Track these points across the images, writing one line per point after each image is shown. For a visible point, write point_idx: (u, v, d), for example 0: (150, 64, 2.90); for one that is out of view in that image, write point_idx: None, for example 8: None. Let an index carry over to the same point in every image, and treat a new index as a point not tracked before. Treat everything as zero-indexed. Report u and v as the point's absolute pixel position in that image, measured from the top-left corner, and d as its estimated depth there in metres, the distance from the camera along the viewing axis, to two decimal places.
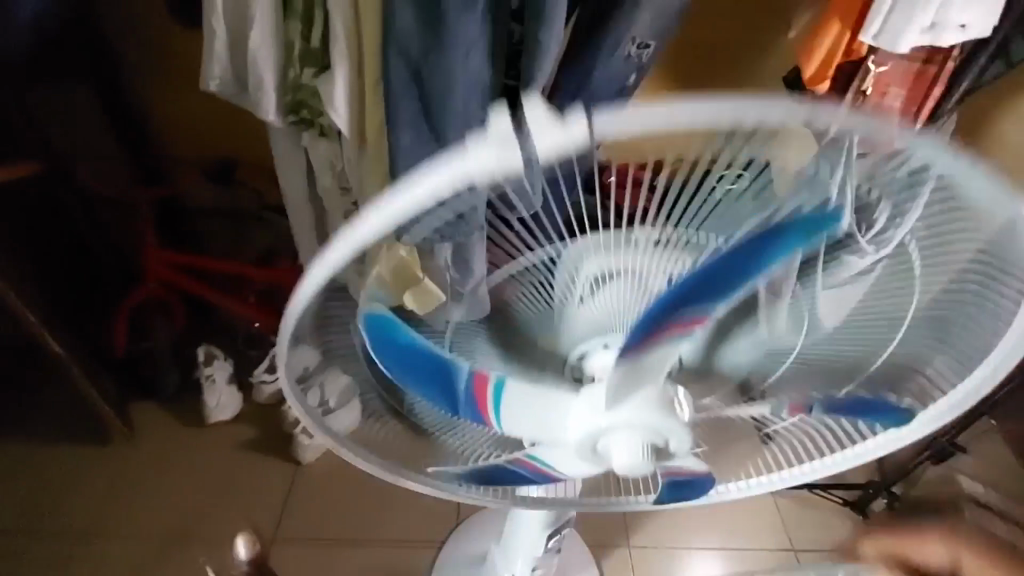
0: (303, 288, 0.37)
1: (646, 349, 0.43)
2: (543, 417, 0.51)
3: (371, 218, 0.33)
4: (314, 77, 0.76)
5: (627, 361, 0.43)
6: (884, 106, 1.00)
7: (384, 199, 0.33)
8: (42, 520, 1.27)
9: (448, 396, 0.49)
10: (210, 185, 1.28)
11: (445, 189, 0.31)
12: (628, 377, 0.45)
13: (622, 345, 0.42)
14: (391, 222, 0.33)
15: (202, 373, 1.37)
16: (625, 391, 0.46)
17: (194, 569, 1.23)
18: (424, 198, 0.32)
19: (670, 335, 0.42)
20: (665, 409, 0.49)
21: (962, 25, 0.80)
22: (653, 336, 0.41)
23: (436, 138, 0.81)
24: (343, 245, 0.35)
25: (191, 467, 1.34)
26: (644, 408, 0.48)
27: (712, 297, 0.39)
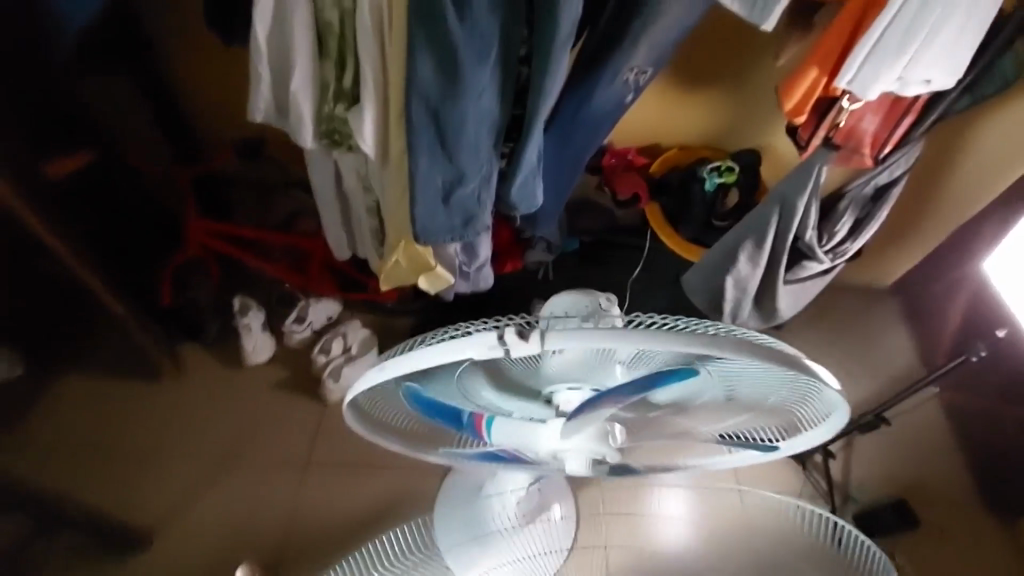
0: (358, 384, 0.58)
1: (592, 408, 0.61)
2: (521, 438, 0.66)
3: (403, 360, 0.53)
4: (344, 110, 0.90)
5: (579, 415, 0.61)
6: (860, 129, 1.09)
7: (413, 355, 0.52)
8: (114, 439, 1.52)
9: (455, 420, 0.67)
10: (240, 162, 1.47)
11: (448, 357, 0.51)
12: (581, 421, 0.62)
13: (575, 405, 0.60)
14: (415, 365, 0.53)
15: (240, 321, 1.57)
16: (579, 426, 0.62)
17: (243, 482, 1.49)
18: (435, 360, 0.51)
19: (608, 404, 0.61)
20: (608, 438, 0.64)
21: (925, 81, 0.88)
22: (596, 403, 0.60)
23: (451, 161, 0.93)
24: (385, 370, 0.55)
25: (235, 399, 1.59)
26: (591, 435, 0.64)
27: (634, 389, 0.59)
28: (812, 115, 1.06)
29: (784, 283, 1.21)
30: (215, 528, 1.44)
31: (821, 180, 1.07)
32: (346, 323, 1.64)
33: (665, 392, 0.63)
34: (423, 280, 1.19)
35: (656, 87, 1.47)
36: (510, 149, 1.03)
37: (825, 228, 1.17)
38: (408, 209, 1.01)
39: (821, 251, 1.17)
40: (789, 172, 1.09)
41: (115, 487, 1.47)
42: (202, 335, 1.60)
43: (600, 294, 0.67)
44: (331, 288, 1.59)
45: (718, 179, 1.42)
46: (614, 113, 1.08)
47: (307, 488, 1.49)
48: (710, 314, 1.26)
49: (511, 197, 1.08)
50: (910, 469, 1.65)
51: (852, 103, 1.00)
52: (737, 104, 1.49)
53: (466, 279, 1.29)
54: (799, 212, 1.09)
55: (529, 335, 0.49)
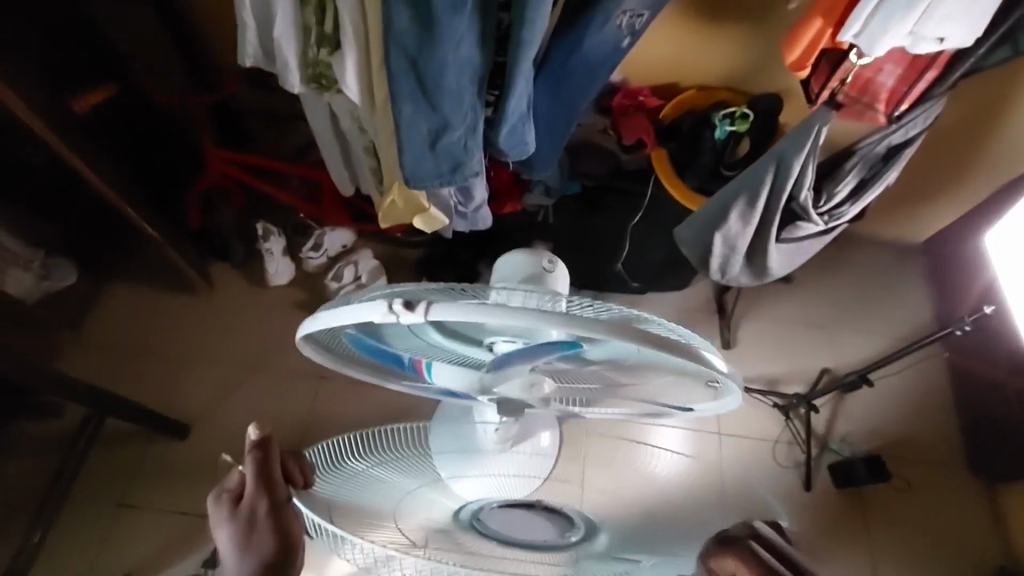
0: (300, 330, 0.63)
1: (512, 359, 0.67)
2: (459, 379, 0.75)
3: (327, 315, 0.57)
4: (327, 55, 0.94)
5: (502, 360, 0.68)
6: (878, 82, 1.03)
7: (335, 310, 0.56)
8: (153, 345, 1.69)
9: (397, 358, 0.77)
10: (255, 91, 1.55)
11: (359, 318, 0.54)
12: (501, 369, 0.69)
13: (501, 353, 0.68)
14: (336, 320, 0.57)
15: (262, 245, 1.68)
16: (500, 375, 0.70)
17: (264, 391, 1.64)
18: (350, 318, 0.55)
19: (524, 358, 0.66)
20: (527, 389, 0.71)
21: (938, 38, 0.84)
22: (518, 355, 0.66)
23: (434, 109, 0.95)
24: (314, 321, 0.59)
25: (256, 316, 1.73)
26: (511, 388, 0.71)
27: (550, 345, 0.64)
28: (824, 68, 1.02)
29: (776, 242, 1.19)
30: (240, 427, 1.59)
31: (820, 141, 1.03)
32: (358, 252, 1.74)
33: (587, 352, 0.65)
34: (418, 221, 1.24)
35: (672, 25, 1.38)
36: (496, 97, 1.04)
37: (825, 188, 1.13)
38: (397, 154, 1.04)
39: (817, 213, 1.14)
40: (789, 130, 1.05)
41: (156, 386, 1.64)
42: (228, 256, 1.72)
43: (544, 255, 0.69)
44: (344, 219, 1.67)
45: (730, 127, 1.36)
46: (610, 59, 1.06)
47: (322, 399, 1.64)
48: (699, 267, 1.26)
49: (500, 142, 1.09)
50: (898, 426, 1.67)
51: (861, 59, 0.96)
52: (758, 45, 1.40)
53: (464, 219, 1.33)
54: (796, 172, 1.06)
55: (415, 307, 0.51)
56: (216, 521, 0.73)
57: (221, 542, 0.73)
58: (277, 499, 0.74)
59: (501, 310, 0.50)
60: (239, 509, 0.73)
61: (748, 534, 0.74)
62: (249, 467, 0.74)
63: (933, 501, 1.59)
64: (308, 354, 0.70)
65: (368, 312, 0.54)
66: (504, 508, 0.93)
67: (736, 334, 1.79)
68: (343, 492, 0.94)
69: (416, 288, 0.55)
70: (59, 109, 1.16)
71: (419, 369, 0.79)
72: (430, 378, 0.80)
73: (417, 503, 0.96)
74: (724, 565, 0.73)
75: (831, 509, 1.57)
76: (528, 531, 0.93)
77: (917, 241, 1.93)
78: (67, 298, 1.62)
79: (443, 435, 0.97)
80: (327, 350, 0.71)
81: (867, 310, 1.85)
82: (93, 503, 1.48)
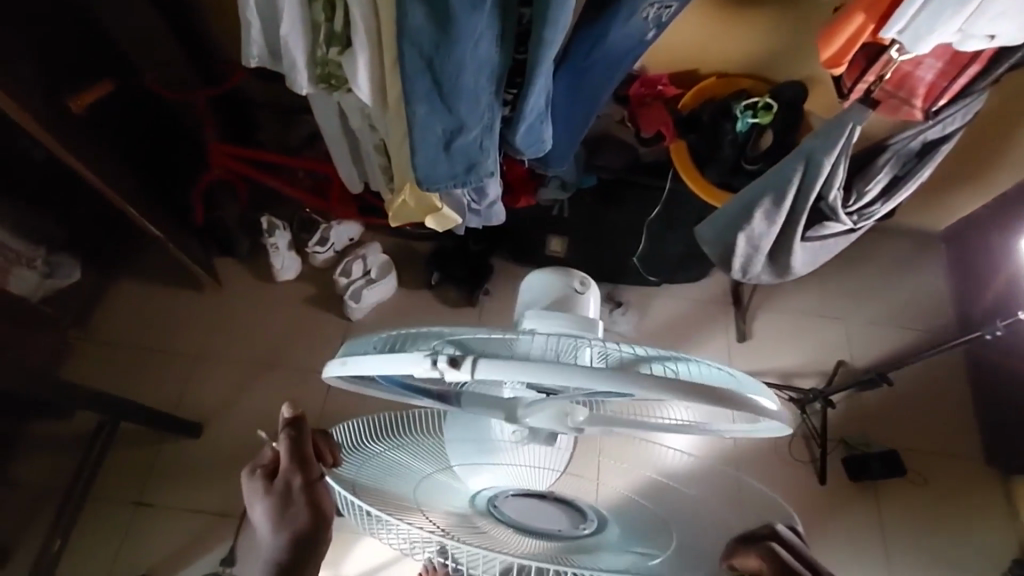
0: (326, 371, 0.60)
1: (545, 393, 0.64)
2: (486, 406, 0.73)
3: (357, 364, 0.55)
4: (337, 54, 0.91)
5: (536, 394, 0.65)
6: (916, 77, 0.97)
7: (366, 360, 0.53)
8: (161, 342, 1.66)
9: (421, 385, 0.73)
10: (260, 82, 1.50)
11: (393, 369, 0.51)
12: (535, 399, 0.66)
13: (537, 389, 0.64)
14: (367, 370, 0.54)
15: (267, 240, 1.64)
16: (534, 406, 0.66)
17: (275, 388, 1.63)
18: (383, 368, 0.52)
19: (559, 395, 0.63)
20: (561, 417, 0.67)
21: (989, 35, 0.80)
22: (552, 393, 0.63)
23: (450, 110, 0.90)
24: (341, 363, 0.56)
25: (265, 311, 1.71)
26: (543, 418, 0.67)
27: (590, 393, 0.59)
28: (859, 61, 0.97)
29: (801, 240, 1.15)
30: (252, 426, 1.58)
31: (853, 140, 0.99)
32: (366, 246, 1.70)
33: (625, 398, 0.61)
34: (430, 220, 1.20)
35: (692, 11, 1.32)
36: (514, 95, 0.99)
37: (855, 186, 1.09)
38: (410, 157, 1.00)
39: (845, 212, 1.10)
40: (820, 127, 1.01)
41: (166, 383, 1.62)
42: (235, 251, 1.69)
43: (575, 274, 0.66)
44: (352, 213, 1.63)
45: (752, 119, 1.30)
46: (633, 52, 1.01)
47: (332, 396, 1.62)
48: (719, 267, 1.22)
49: (517, 141, 1.05)
50: (914, 420, 1.65)
51: (902, 55, 0.90)
52: (782, 30, 1.34)
53: (477, 216, 1.28)
54: (825, 171, 1.02)
55: (459, 365, 0.48)
56: (252, 497, 0.72)
57: (255, 514, 0.73)
58: (311, 478, 0.73)
59: (545, 369, 0.47)
60: (274, 484, 0.72)
61: (771, 535, 0.70)
62: (283, 446, 0.72)
63: (948, 494, 1.58)
64: (337, 385, 0.65)
65: (402, 366, 0.51)
66: (518, 496, 0.83)
67: (751, 326, 1.76)
68: (363, 473, 0.82)
69: (453, 347, 0.51)
70: (56, 110, 1.12)
71: (442, 393, 0.76)
72: (454, 401, 0.77)
73: (439, 489, 0.86)
74: (746, 563, 0.70)
75: (846, 504, 1.56)
76: (545, 524, 0.82)
77: (938, 231, 1.90)
78: (73, 296, 1.60)
79: (458, 426, 0.82)
80: (349, 380, 0.66)
81: (883, 301, 1.82)
82: (108, 502, 1.49)
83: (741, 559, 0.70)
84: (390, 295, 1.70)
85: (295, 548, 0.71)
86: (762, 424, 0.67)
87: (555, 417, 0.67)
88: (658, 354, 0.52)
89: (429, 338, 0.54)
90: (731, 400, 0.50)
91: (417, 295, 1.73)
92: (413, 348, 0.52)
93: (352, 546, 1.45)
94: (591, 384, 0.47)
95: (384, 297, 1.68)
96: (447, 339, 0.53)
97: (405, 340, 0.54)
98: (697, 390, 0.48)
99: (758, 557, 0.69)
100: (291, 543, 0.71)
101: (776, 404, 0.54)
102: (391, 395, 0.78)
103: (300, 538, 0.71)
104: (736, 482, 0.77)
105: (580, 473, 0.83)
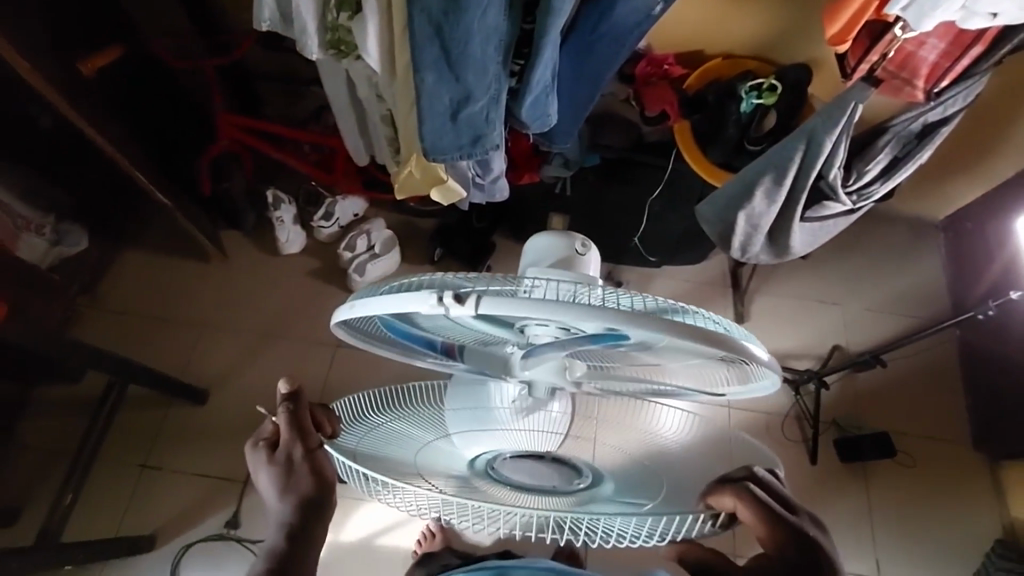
0: (335, 315, 0.62)
1: (544, 350, 0.67)
2: (489, 358, 0.80)
3: (366, 305, 0.58)
4: (348, 20, 0.92)
5: (534, 352, 0.68)
6: (919, 56, 0.99)
7: (376, 300, 0.56)
8: (167, 311, 1.69)
9: (427, 341, 0.80)
10: (265, 52, 1.49)
11: (401, 307, 0.55)
12: (535, 358, 0.70)
13: (536, 346, 0.67)
14: (375, 309, 0.57)
15: (273, 213, 1.66)
16: (533, 362, 0.71)
17: (279, 359, 1.65)
18: (392, 306, 0.55)
19: (560, 349, 0.66)
20: (559, 368, 0.72)
21: (992, 14, 0.82)
22: (552, 347, 0.66)
23: (456, 79, 0.92)
24: (352, 306, 0.59)
25: (270, 283, 1.73)
26: (542, 370, 0.72)
27: (588, 339, 0.63)
28: (863, 40, 0.97)
29: (801, 220, 1.17)
30: (257, 394, 1.61)
31: (855, 118, 1.01)
32: (371, 221, 1.72)
33: (623, 344, 0.64)
34: (435, 192, 1.21)
35: None
36: (521, 66, 1.00)
37: (856, 166, 1.11)
38: (416, 127, 1.01)
39: (845, 192, 1.12)
40: (823, 106, 1.02)
41: (171, 350, 1.65)
42: (240, 223, 1.71)
43: (577, 237, 0.68)
44: (356, 187, 1.64)
45: (756, 100, 1.31)
46: (640, 27, 1.02)
47: (335, 368, 1.65)
48: (719, 245, 1.24)
49: (522, 115, 1.06)
50: (905, 404, 1.68)
51: (906, 33, 0.91)
52: (789, 10, 1.34)
53: (481, 191, 1.30)
54: (827, 150, 1.04)
55: (464, 301, 0.52)
56: (258, 468, 0.73)
57: (262, 486, 0.73)
58: (311, 446, 0.72)
59: (544, 307, 0.50)
60: (275, 455, 0.72)
61: (747, 476, 0.72)
62: (280, 419, 0.72)
63: (936, 477, 1.62)
64: (343, 336, 0.71)
65: (409, 303, 0.54)
66: (515, 458, 0.86)
67: (749, 308, 1.78)
68: (365, 442, 0.83)
69: (459, 285, 0.54)
70: (67, 72, 1.13)
71: (446, 349, 0.82)
72: (458, 358, 0.83)
73: (438, 454, 0.89)
74: (723, 506, 0.70)
75: (836, 483, 1.60)
76: (540, 480, 0.86)
77: (938, 219, 1.91)
78: (81, 263, 1.62)
79: (460, 398, 0.85)
80: (356, 333, 0.72)
81: (881, 289, 1.84)
82: (115, 465, 1.52)
83: (718, 502, 0.70)
84: (393, 270, 1.72)
85: (300, 516, 0.70)
86: (756, 383, 0.70)
87: (555, 369, 0.72)
88: (661, 305, 0.54)
89: (433, 279, 0.56)
90: (721, 340, 0.53)
91: (420, 272, 1.74)
92: (422, 288, 0.55)
93: (353, 512, 1.48)
94: (589, 323, 0.51)
95: (388, 272, 1.71)
96: (452, 279, 0.55)
97: (410, 283, 0.57)
98: (689, 331, 0.52)
99: (733, 496, 0.70)
100: (294, 512, 0.70)
101: (767, 354, 0.57)
102: (398, 357, 0.83)
103: (306, 504, 0.71)
104: (731, 442, 0.79)
105: (581, 435, 0.83)
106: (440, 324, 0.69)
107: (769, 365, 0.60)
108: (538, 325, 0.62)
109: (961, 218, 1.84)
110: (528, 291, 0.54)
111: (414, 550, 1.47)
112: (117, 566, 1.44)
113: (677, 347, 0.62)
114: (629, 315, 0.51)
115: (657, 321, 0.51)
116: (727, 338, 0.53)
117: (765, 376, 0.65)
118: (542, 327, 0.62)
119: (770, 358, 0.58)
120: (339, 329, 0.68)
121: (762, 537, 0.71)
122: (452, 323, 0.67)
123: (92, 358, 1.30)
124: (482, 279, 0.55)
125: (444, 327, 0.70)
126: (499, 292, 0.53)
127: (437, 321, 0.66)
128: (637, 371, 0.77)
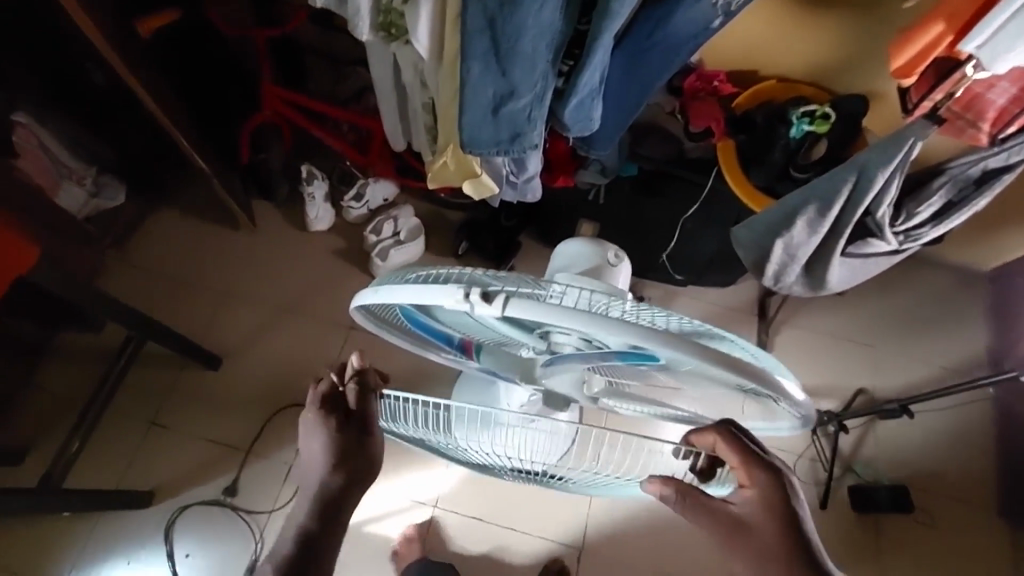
0: (355, 298, 0.61)
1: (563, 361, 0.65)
2: (505, 362, 0.77)
3: (390, 292, 0.57)
4: (402, 4, 0.92)
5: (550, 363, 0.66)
6: (986, 99, 0.94)
7: (401, 288, 0.55)
8: (192, 273, 1.71)
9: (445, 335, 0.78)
10: (315, 28, 1.50)
11: (424, 298, 0.53)
12: (551, 366, 0.68)
13: (554, 356, 0.66)
14: (399, 297, 0.56)
15: (305, 190, 1.67)
16: (549, 369, 0.69)
17: (294, 333, 1.65)
18: (416, 295, 0.54)
19: (580, 363, 0.64)
20: (575, 381, 0.70)
21: None
22: (571, 360, 0.64)
23: (503, 73, 0.91)
24: (374, 292, 0.58)
25: (295, 259, 1.74)
26: (558, 379, 0.70)
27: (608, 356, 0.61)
28: (929, 77, 0.93)
29: (841, 255, 1.12)
30: (268, 366, 1.62)
31: (912, 156, 0.96)
32: (399, 208, 1.72)
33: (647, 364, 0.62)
34: (468, 185, 1.20)
35: (761, 7, 1.28)
36: (570, 67, 0.98)
37: (907, 206, 1.06)
38: (458, 117, 1.01)
39: (892, 231, 1.07)
40: (878, 139, 0.97)
41: (192, 312, 1.67)
42: (272, 196, 1.73)
43: (610, 247, 0.66)
44: (389, 172, 1.66)
45: (807, 126, 1.27)
46: (696, 39, 1.00)
47: (348, 350, 1.64)
48: (751, 273, 1.20)
49: (564, 116, 1.04)
50: (928, 458, 1.60)
51: (977, 72, 0.87)
52: (853, 38, 1.29)
53: (513, 189, 1.27)
54: (877, 186, 0.99)
55: (489, 300, 0.50)
56: (319, 431, 0.74)
57: (315, 445, 0.75)
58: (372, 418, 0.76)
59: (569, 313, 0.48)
60: (340, 425, 0.74)
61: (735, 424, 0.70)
62: (347, 392, 0.73)
63: (951, 537, 1.54)
64: (360, 319, 0.70)
65: (433, 294, 0.53)
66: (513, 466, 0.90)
67: (772, 340, 1.73)
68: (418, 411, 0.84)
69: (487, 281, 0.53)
70: (122, 28, 1.15)
71: (462, 345, 0.81)
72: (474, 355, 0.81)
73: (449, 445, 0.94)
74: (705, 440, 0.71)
75: (845, 531, 1.54)
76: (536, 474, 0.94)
77: (984, 270, 1.83)
78: (116, 217, 1.65)
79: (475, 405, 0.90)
80: (377, 317, 0.71)
81: (914, 338, 1.77)
82: (125, 418, 1.54)
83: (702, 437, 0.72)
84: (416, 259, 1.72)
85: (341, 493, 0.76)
86: (784, 422, 0.67)
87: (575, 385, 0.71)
88: (693, 327, 0.52)
89: (459, 275, 0.55)
90: (753, 372, 0.50)
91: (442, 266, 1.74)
92: (450, 281, 0.54)
93: None
94: (617, 337, 0.49)
95: (411, 261, 1.70)
96: (479, 275, 0.54)
97: (436, 275, 0.56)
98: (720, 357, 0.49)
99: (715, 434, 0.70)
100: (346, 481, 0.75)
101: (800, 392, 0.54)
102: (411, 348, 0.82)
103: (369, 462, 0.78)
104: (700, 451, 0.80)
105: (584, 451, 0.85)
106: (461, 322, 0.67)
107: (802, 404, 0.57)
108: (559, 335, 0.60)
109: (1011, 274, 1.75)
110: (556, 294, 0.52)
111: (396, 544, 1.46)
112: (116, 517, 1.47)
113: (704, 375, 0.59)
114: (659, 332, 0.49)
115: (689, 343, 0.49)
116: (760, 372, 0.50)
117: (794, 416, 0.62)
118: (564, 337, 0.60)
119: (804, 398, 0.55)
120: (356, 313, 0.67)
121: (747, 487, 0.69)
122: (472, 322, 0.65)
123: (114, 311, 1.32)
124: (510, 278, 0.54)
125: (465, 326, 0.69)
126: (526, 293, 0.51)
127: (457, 318, 0.65)
128: (662, 393, 0.74)
